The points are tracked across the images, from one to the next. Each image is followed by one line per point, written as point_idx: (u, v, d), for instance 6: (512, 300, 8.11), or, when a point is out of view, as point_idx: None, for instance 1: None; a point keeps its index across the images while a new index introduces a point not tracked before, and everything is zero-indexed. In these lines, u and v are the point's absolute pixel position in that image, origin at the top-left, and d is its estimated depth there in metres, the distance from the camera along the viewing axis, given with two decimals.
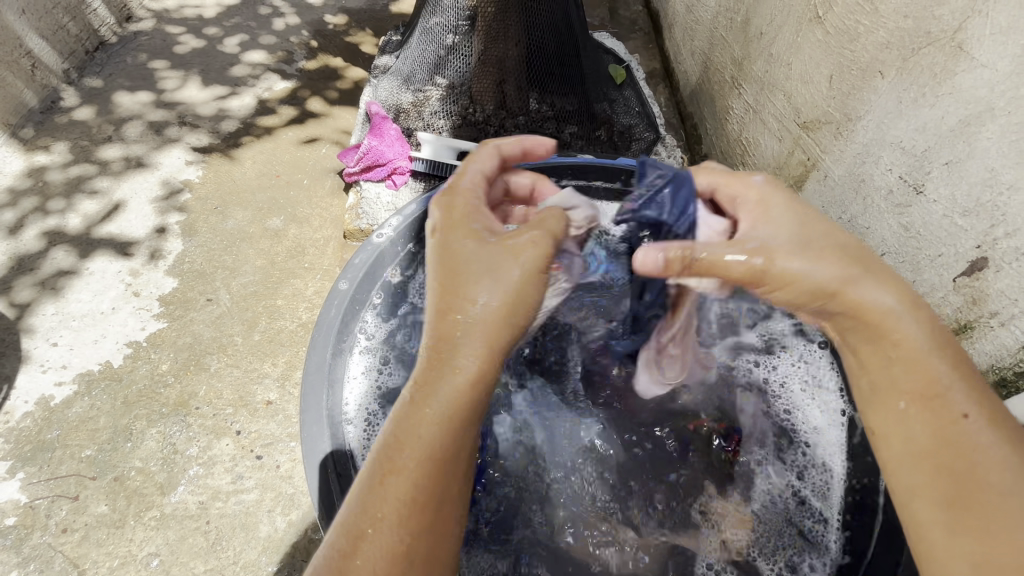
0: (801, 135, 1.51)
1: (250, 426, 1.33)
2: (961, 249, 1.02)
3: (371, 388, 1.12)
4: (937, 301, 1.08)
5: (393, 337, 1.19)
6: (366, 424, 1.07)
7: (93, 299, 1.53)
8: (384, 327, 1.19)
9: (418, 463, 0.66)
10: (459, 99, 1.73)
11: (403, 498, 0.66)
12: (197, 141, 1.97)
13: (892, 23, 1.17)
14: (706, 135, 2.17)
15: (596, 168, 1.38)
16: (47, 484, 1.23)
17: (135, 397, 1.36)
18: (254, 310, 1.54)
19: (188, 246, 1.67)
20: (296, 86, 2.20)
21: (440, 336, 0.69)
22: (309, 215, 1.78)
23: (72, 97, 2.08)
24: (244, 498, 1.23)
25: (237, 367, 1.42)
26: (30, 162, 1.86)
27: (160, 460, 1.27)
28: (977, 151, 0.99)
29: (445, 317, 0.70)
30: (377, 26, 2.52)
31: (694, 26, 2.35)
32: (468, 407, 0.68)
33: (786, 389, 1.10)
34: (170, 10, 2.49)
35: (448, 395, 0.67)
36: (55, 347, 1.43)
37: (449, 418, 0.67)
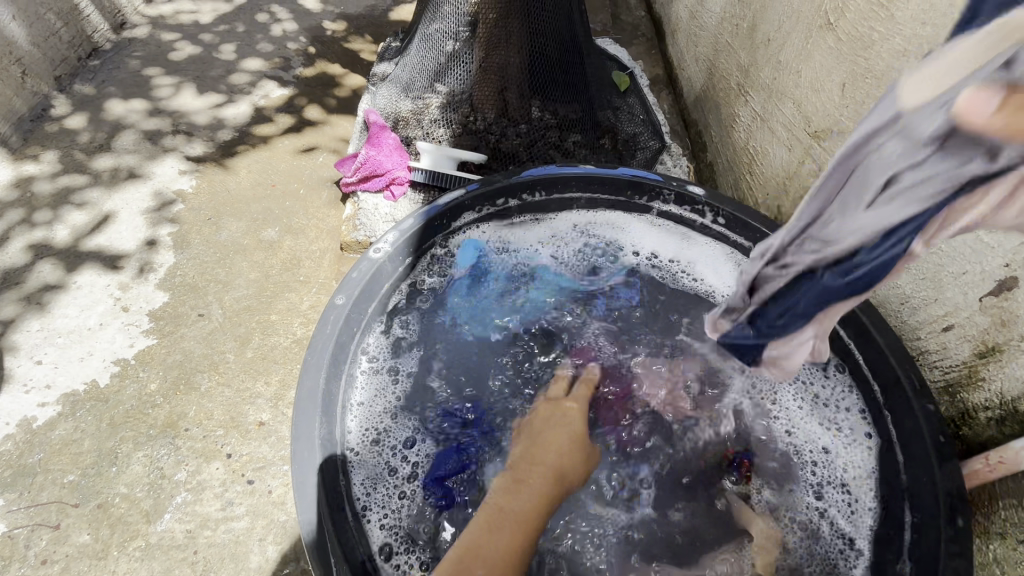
0: (812, 145, 1.47)
1: (241, 449, 1.27)
2: (987, 268, 0.97)
3: (372, 404, 1.12)
4: (962, 322, 1.02)
5: (396, 352, 1.20)
6: (366, 441, 1.07)
7: (80, 314, 1.48)
8: (390, 342, 1.20)
9: (512, 527, 0.84)
10: (460, 107, 1.69)
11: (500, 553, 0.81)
12: (191, 150, 1.92)
13: (909, 30, 1.13)
14: (711, 143, 2.12)
15: (603, 179, 1.34)
16: (27, 511, 1.18)
17: (121, 418, 1.31)
18: (246, 325, 1.49)
19: (179, 259, 1.62)
20: (293, 94, 2.16)
21: (529, 456, 0.95)
22: (304, 226, 1.73)
23: (63, 105, 2.04)
24: (234, 526, 1.17)
25: (229, 387, 1.37)
26: (18, 172, 1.82)
27: (146, 486, 1.21)
28: None
29: (536, 449, 0.96)
30: (376, 33, 2.49)
31: (698, 31, 2.31)
32: (548, 506, 0.89)
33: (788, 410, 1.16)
34: (166, 16, 2.45)
35: (536, 480, 0.90)
36: (39, 366, 1.38)
37: (536, 505, 0.87)
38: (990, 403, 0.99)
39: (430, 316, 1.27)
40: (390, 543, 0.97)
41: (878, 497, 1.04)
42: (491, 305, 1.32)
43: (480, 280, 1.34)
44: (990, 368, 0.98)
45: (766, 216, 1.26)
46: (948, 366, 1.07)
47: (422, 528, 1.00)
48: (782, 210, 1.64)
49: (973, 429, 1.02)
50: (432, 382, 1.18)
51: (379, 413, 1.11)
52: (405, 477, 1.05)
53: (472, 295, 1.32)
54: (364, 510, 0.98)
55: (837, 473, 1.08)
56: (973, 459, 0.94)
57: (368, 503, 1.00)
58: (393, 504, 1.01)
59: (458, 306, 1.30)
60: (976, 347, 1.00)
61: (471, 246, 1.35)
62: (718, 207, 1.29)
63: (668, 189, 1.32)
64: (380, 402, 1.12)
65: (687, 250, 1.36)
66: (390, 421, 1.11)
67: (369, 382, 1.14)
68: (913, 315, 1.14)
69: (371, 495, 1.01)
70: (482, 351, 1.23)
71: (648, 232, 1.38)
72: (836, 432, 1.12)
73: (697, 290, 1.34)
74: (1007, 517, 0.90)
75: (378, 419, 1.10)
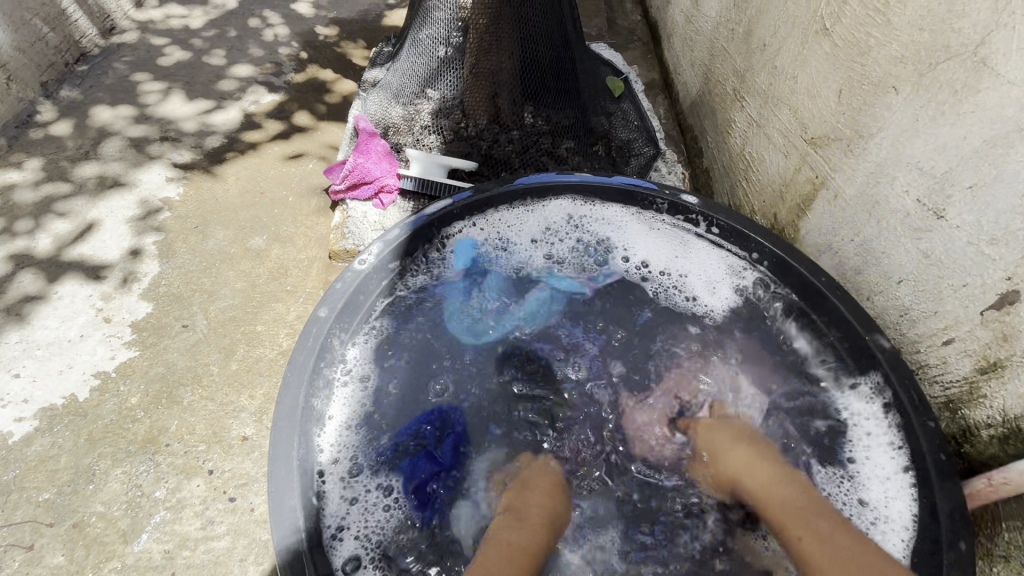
0: (808, 152, 1.44)
1: (223, 465, 1.24)
2: (989, 280, 0.94)
3: (345, 417, 1.08)
4: (962, 336, 1.00)
5: (371, 360, 1.15)
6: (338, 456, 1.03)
7: (61, 326, 1.45)
8: (368, 351, 1.15)
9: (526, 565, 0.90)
10: (451, 113, 1.66)
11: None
12: (178, 157, 1.89)
13: (906, 36, 1.10)
14: (707, 149, 2.10)
15: (595, 187, 1.32)
16: (0, 531, 1.14)
17: (100, 433, 1.27)
18: (231, 336, 1.45)
19: (164, 268, 1.59)
20: (284, 100, 2.13)
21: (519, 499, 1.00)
22: (293, 234, 1.70)
23: (49, 112, 2.01)
24: (214, 546, 1.14)
25: (212, 400, 1.33)
26: (1, 180, 1.79)
27: (124, 505, 1.18)
28: (1004, 176, 0.91)
29: (524, 492, 1.02)
30: (369, 38, 2.46)
31: (693, 36, 2.29)
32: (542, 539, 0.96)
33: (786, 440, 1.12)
34: (156, 21, 2.43)
35: (534, 521, 0.97)
36: (16, 379, 1.35)
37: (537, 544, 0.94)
38: (992, 421, 0.96)
39: (410, 322, 1.22)
40: (360, 558, 0.95)
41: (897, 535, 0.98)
42: (484, 308, 1.28)
43: (474, 284, 1.30)
44: (991, 384, 0.95)
45: (765, 229, 1.24)
46: (948, 382, 1.04)
47: (394, 542, 0.98)
48: (778, 218, 1.61)
49: (974, 447, 0.99)
50: (410, 392, 1.14)
51: (354, 425, 1.07)
52: (380, 493, 1.02)
53: (463, 301, 1.28)
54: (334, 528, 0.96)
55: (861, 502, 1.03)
56: (976, 480, 0.92)
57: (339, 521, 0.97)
58: (365, 518, 0.99)
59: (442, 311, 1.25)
60: (977, 363, 0.97)
61: (466, 245, 1.30)
62: (713, 216, 1.26)
63: (662, 198, 1.29)
64: (355, 414, 1.09)
65: (684, 261, 1.31)
66: (366, 434, 1.07)
67: (346, 392, 1.10)
68: (912, 328, 1.11)
69: (343, 512, 0.98)
70: (465, 359, 1.20)
71: (639, 242, 1.34)
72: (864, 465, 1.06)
73: (695, 310, 1.28)
74: (1010, 540, 0.87)
75: (352, 431, 1.07)
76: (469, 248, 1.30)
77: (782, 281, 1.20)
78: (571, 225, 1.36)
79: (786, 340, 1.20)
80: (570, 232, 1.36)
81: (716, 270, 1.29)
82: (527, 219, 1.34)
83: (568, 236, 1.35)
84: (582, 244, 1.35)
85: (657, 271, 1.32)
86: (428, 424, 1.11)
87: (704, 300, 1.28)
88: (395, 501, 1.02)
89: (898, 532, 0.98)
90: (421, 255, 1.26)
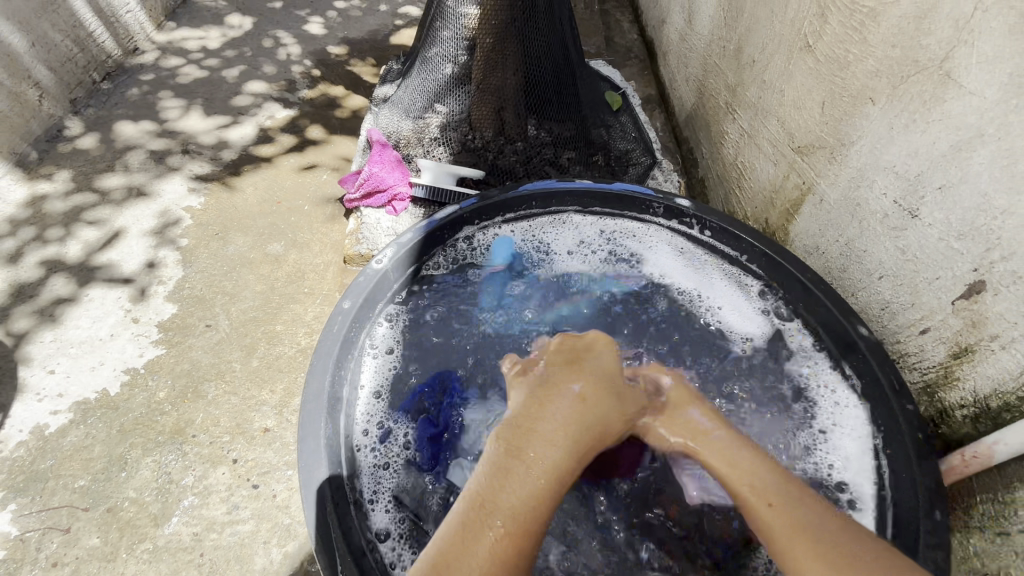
0: (796, 160, 1.53)
1: (247, 454, 1.32)
2: (959, 272, 1.02)
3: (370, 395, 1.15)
4: (938, 324, 1.07)
5: (395, 346, 1.23)
6: (367, 430, 1.10)
7: (92, 325, 1.54)
8: (389, 336, 1.23)
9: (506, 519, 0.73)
10: (459, 126, 1.77)
11: (494, 556, 0.70)
12: (199, 169, 1.99)
13: (880, 52, 1.20)
14: (701, 159, 2.21)
15: (596, 193, 1.41)
16: (39, 515, 1.22)
17: (131, 425, 1.36)
18: (253, 335, 1.53)
19: (187, 272, 1.68)
20: (297, 115, 2.24)
21: (543, 399, 0.84)
22: (308, 240, 1.79)
23: (76, 127, 2.12)
24: (239, 529, 1.22)
25: (235, 395, 1.41)
26: (33, 190, 1.89)
27: (155, 491, 1.26)
28: (969, 177, 1.00)
29: (571, 369, 0.89)
30: (378, 56, 2.59)
31: (688, 53, 2.41)
32: (555, 479, 0.77)
33: (765, 419, 1.17)
34: (176, 41, 2.56)
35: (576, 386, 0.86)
36: (51, 375, 1.43)
37: (549, 483, 0.76)
38: (965, 401, 1.03)
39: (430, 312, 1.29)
40: (387, 521, 1.01)
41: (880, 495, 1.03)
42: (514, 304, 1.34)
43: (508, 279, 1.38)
44: (964, 367, 1.03)
45: (757, 230, 1.33)
46: (926, 367, 1.11)
47: (413, 505, 1.03)
48: (770, 222, 1.70)
49: (951, 427, 1.07)
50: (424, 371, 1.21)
51: (375, 401, 1.14)
52: (400, 469, 1.08)
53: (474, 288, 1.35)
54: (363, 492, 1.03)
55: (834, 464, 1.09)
56: (951, 456, 0.99)
57: (370, 486, 1.04)
58: (387, 483, 1.05)
59: (461, 299, 1.33)
60: (951, 348, 1.05)
61: (506, 243, 1.39)
62: (706, 219, 1.35)
63: (660, 205, 1.39)
64: (378, 392, 1.16)
65: (688, 265, 1.37)
66: (385, 411, 1.14)
67: (374, 375, 1.18)
68: (892, 319, 1.19)
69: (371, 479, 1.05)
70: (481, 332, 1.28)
71: (651, 252, 1.40)
72: (838, 432, 1.12)
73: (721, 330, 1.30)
74: (986, 511, 0.94)
75: (376, 407, 1.14)
76: (508, 245, 1.39)
77: (771, 279, 1.29)
78: (604, 237, 1.43)
79: (783, 342, 1.25)
80: (585, 240, 1.43)
81: (722, 279, 1.34)
82: (540, 225, 1.43)
83: (600, 250, 1.43)
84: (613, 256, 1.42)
85: (665, 281, 1.37)
86: (428, 389, 1.17)
87: (720, 311, 1.32)
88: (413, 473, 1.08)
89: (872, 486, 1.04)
90: (442, 253, 1.36)
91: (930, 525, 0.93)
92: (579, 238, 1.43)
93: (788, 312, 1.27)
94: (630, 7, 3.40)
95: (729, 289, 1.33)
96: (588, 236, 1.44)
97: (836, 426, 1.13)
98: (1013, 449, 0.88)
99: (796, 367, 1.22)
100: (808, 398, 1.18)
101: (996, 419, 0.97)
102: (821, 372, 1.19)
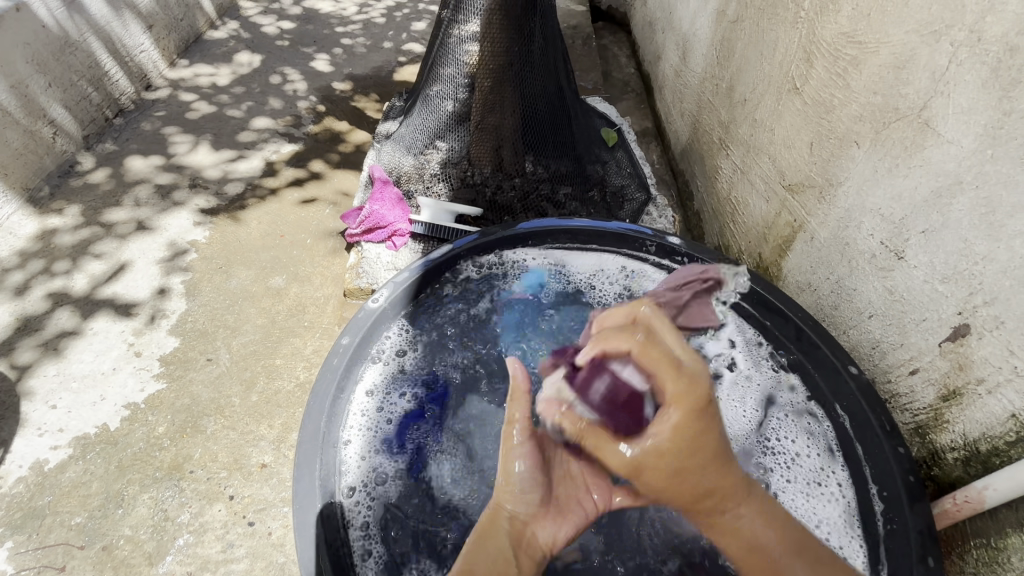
0: (787, 198, 1.57)
1: (243, 490, 1.33)
2: (944, 315, 1.04)
3: (372, 428, 1.14)
4: (926, 366, 1.09)
5: (398, 373, 1.24)
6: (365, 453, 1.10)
7: (94, 359, 1.56)
8: (405, 355, 1.27)
9: None
10: (459, 163, 1.82)
11: None
12: (205, 203, 2.04)
13: (864, 99, 1.25)
14: (697, 192, 2.25)
15: (591, 232, 1.45)
16: (35, 553, 1.23)
17: (129, 460, 1.37)
18: (253, 369, 1.56)
19: (189, 306, 1.71)
20: (302, 149, 2.31)
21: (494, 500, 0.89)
22: (310, 274, 1.82)
23: (88, 162, 2.18)
24: (234, 568, 1.22)
25: (234, 430, 1.43)
26: (43, 224, 1.94)
27: (151, 528, 1.27)
28: (951, 222, 1.02)
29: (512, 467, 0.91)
30: (381, 92, 2.67)
31: (682, 89, 2.49)
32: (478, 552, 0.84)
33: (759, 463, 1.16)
34: (187, 78, 2.65)
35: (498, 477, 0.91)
36: (53, 410, 1.45)
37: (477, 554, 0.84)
38: (955, 444, 1.04)
39: (445, 336, 1.33)
40: (373, 550, 0.99)
41: (865, 547, 1.01)
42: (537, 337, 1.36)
43: (529, 312, 1.41)
44: (952, 410, 1.04)
45: (748, 269, 1.35)
46: (917, 409, 1.12)
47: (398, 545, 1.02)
48: (763, 257, 1.73)
49: (942, 470, 1.07)
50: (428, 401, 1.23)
51: (379, 418, 1.16)
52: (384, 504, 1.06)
53: (486, 317, 1.38)
54: (351, 529, 1.00)
55: (824, 517, 1.07)
56: (943, 499, 0.99)
57: (357, 524, 1.01)
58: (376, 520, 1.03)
59: (473, 325, 1.36)
60: (940, 390, 1.06)
61: (535, 274, 1.44)
62: (697, 256, 1.38)
63: (653, 242, 1.42)
64: (384, 411, 1.17)
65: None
66: (391, 430, 1.15)
67: (367, 410, 1.16)
68: (882, 359, 1.21)
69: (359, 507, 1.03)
70: (483, 364, 1.31)
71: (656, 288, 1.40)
72: (791, 489, 1.12)
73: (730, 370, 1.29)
74: (978, 557, 0.95)
75: (376, 443, 1.12)
76: (537, 276, 1.44)
77: (765, 318, 1.29)
78: (624, 273, 1.43)
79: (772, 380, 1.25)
80: (592, 279, 1.45)
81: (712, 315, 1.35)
82: (563, 258, 1.45)
83: (617, 282, 1.43)
84: (625, 294, 1.41)
85: None
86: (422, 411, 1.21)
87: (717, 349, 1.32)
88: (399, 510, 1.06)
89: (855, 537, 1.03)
90: (449, 288, 1.37)
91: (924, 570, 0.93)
92: (583, 275, 1.45)
93: (785, 363, 1.25)
94: (628, 41, 3.51)
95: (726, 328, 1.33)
96: (591, 274, 1.45)
97: (790, 483, 1.13)
98: (1002, 495, 0.88)
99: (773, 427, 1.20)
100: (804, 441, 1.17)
101: (986, 463, 0.98)
102: (782, 420, 1.21)
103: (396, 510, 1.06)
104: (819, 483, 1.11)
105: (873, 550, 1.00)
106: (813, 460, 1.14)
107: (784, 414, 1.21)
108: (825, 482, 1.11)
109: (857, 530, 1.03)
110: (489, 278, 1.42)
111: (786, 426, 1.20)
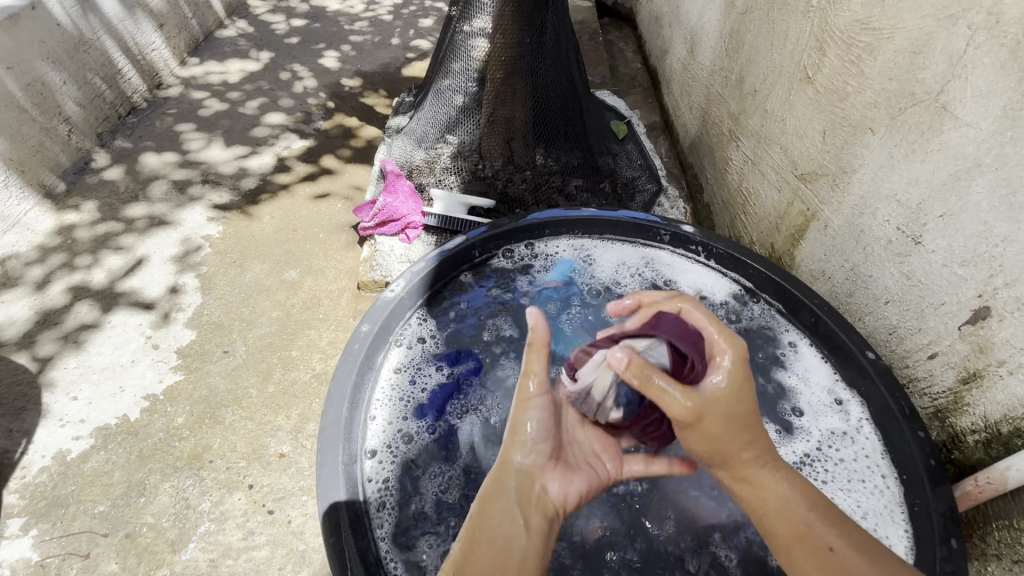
0: (800, 187, 1.57)
1: (263, 479, 1.34)
2: (963, 298, 1.04)
3: (394, 411, 1.17)
4: (945, 350, 1.09)
5: (418, 358, 1.26)
6: (393, 427, 1.15)
7: (113, 352, 1.58)
8: (428, 338, 1.29)
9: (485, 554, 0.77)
10: (470, 156, 1.83)
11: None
12: (218, 199, 2.06)
13: (878, 85, 1.25)
14: (707, 185, 2.25)
15: (605, 220, 1.45)
16: (60, 541, 1.25)
17: (150, 450, 1.38)
18: (269, 361, 1.57)
19: (205, 299, 1.72)
20: (313, 145, 2.32)
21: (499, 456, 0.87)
22: (323, 267, 1.84)
23: (102, 159, 2.20)
24: (255, 555, 1.23)
25: (251, 420, 1.44)
26: (60, 220, 1.96)
27: (172, 516, 1.28)
28: (970, 207, 1.02)
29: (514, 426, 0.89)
30: (389, 88, 2.68)
31: (691, 82, 2.48)
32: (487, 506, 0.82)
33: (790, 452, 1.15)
34: (197, 77, 2.67)
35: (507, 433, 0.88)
36: (74, 401, 1.47)
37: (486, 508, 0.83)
38: (976, 427, 1.04)
39: (467, 320, 1.34)
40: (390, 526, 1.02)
41: (908, 533, 0.99)
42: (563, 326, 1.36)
43: (556, 300, 1.40)
44: (973, 393, 1.04)
45: (760, 256, 1.36)
46: (936, 394, 1.13)
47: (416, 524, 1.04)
48: (775, 247, 1.73)
49: (963, 453, 1.07)
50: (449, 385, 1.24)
51: (412, 389, 1.21)
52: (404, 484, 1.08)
53: (505, 304, 1.38)
54: (373, 505, 1.03)
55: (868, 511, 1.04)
56: (964, 481, 0.98)
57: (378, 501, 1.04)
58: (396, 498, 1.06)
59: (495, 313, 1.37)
60: (960, 374, 1.06)
61: (564, 264, 1.44)
62: (711, 244, 1.39)
63: (667, 231, 1.42)
64: (416, 383, 1.22)
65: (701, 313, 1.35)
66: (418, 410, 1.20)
67: (389, 395, 1.19)
68: (900, 344, 1.20)
69: (384, 477, 1.08)
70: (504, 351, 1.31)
71: (677, 275, 1.41)
72: (830, 488, 1.09)
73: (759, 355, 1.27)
74: (1000, 538, 0.95)
75: (399, 426, 1.15)
76: (568, 266, 1.44)
77: (781, 304, 1.30)
78: (644, 263, 1.44)
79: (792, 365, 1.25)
80: (616, 268, 1.44)
81: (727, 302, 1.36)
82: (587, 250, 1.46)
83: (639, 276, 1.43)
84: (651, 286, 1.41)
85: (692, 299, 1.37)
86: (443, 394, 1.22)
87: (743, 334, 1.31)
88: (418, 490, 1.08)
89: (898, 523, 1.01)
90: (467, 276, 1.39)
91: (945, 552, 0.93)
92: (603, 263, 1.45)
93: (808, 354, 1.24)
94: (634, 36, 3.50)
95: (742, 311, 1.34)
96: (609, 262, 1.45)
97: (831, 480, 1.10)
98: None
99: (809, 418, 1.18)
100: (830, 429, 1.16)
101: (1008, 444, 0.98)
102: (808, 406, 1.20)
103: (417, 489, 1.09)
104: (862, 478, 1.08)
105: (924, 539, 0.97)
106: (848, 452, 1.12)
107: (808, 399, 1.21)
108: (868, 478, 1.08)
109: (901, 519, 1.01)
110: (509, 268, 1.43)
111: (811, 412, 1.19)
